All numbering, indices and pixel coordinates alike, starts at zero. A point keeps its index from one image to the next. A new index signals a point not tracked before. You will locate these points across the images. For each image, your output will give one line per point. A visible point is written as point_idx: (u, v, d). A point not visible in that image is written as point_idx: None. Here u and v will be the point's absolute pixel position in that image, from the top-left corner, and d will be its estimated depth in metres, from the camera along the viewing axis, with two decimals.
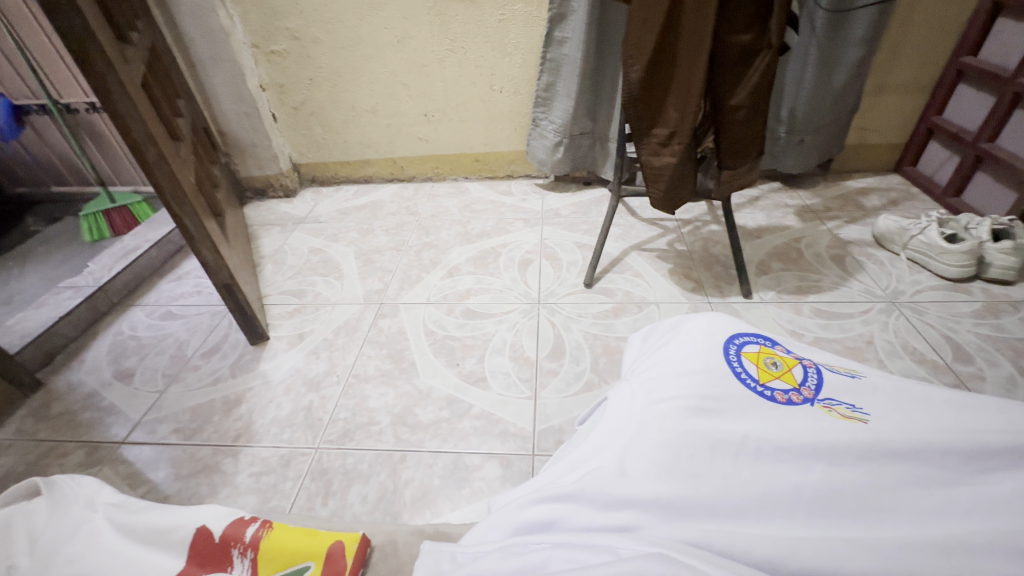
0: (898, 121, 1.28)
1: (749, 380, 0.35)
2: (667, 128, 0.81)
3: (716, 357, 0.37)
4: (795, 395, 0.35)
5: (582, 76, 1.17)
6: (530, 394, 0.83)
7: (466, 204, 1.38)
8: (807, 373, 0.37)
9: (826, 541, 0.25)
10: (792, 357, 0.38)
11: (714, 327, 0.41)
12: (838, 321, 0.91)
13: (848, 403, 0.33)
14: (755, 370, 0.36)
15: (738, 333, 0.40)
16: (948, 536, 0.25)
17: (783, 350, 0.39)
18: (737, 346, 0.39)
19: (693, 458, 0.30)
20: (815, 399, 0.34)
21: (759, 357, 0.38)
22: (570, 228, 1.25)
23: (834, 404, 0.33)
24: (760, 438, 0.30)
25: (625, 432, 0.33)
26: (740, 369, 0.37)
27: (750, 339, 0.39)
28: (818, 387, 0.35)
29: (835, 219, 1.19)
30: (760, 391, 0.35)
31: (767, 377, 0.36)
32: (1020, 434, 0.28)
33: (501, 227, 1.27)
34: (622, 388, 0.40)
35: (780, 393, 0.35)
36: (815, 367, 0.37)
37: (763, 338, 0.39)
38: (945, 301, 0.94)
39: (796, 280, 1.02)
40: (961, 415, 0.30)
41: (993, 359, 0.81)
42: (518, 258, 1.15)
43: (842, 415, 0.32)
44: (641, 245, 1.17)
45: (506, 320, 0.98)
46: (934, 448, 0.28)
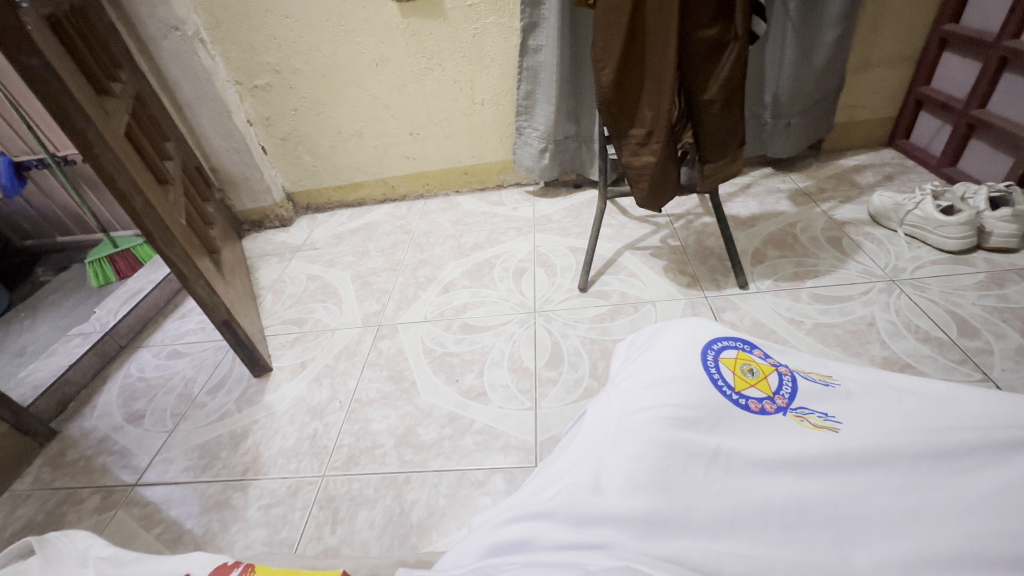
0: (885, 95, 1.26)
1: (726, 388, 0.37)
2: (644, 127, 0.81)
3: (695, 362, 0.39)
4: (769, 403, 0.36)
5: (561, 82, 1.18)
6: (530, 405, 0.83)
7: (458, 218, 1.39)
8: (782, 380, 0.38)
9: (792, 560, 0.27)
10: (768, 363, 0.40)
11: (688, 332, 0.42)
12: (837, 305, 0.90)
13: (821, 411, 0.35)
14: (732, 377, 0.38)
15: (716, 338, 0.41)
16: (914, 546, 0.27)
17: (760, 356, 0.40)
18: (715, 350, 0.40)
19: (667, 470, 0.31)
20: (788, 408, 0.36)
21: (736, 363, 0.39)
22: (562, 233, 1.25)
23: (806, 413, 0.35)
24: (732, 450, 0.32)
25: (601, 447, 0.35)
26: (717, 375, 0.38)
27: (729, 343, 0.41)
28: (792, 396, 0.37)
29: (829, 200, 1.18)
30: (735, 399, 0.36)
31: (743, 385, 0.38)
32: (988, 431, 0.30)
33: (494, 238, 1.28)
34: (600, 400, 0.41)
35: (754, 401, 0.36)
36: (790, 374, 0.39)
37: (742, 343, 0.41)
38: (947, 276, 0.92)
39: (793, 266, 1.01)
40: (933, 412, 0.33)
41: (1000, 332, 0.79)
42: (512, 268, 1.16)
43: (813, 425, 0.34)
44: (634, 244, 1.16)
45: (503, 332, 0.98)
46: (903, 454, 0.30)
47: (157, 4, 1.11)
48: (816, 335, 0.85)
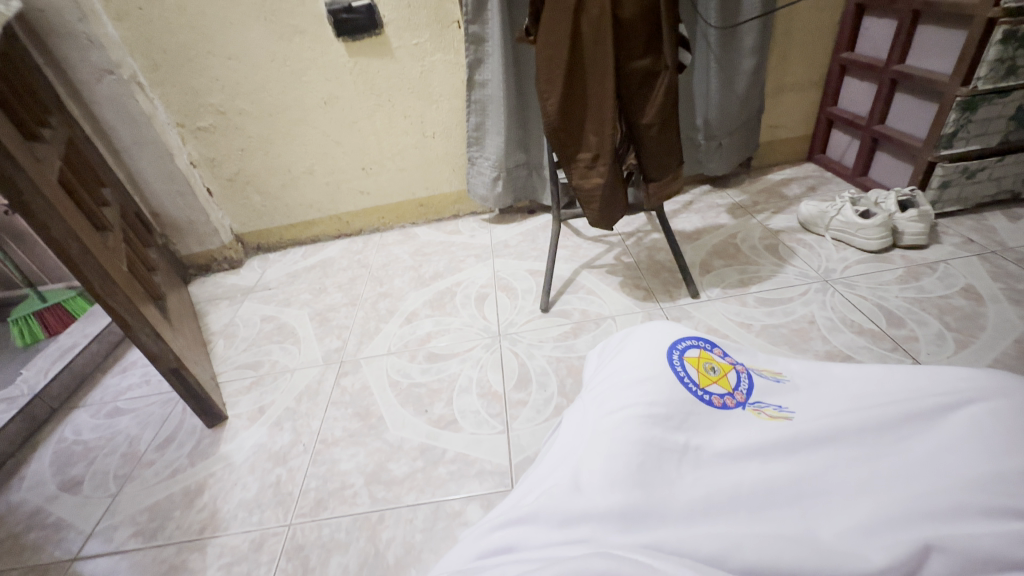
0: (801, 116, 1.39)
1: (691, 385, 0.40)
2: (590, 151, 0.86)
3: (662, 364, 0.41)
4: (729, 399, 0.40)
5: (508, 113, 1.23)
6: (502, 427, 0.82)
7: (416, 248, 1.40)
8: (740, 377, 0.42)
9: (763, 535, 0.29)
10: (727, 361, 0.43)
11: (653, 334, 0.46)
12: (780, 306, 0.97)
13: (776, 404, 0.39)
14: (696, 374, 0.41)
15: (682, 338, 0.44)
16: (868, 511, 0.30)
17: (720, 354, 0.44)
18: (680, 350, 0.43)
19: (644, 465, 0.34)
20: (747, 402, 0.40)
21: (699, 361, 0.42)
22: (520, 257, 1.28)
23: (762, 407, 0.39)
24: (701, 445, 0.36)
25: (580, 451, 0.37)
26: (683, 373, 0.41)
27: (693, 343, 0.44)
28: (748, 391, 0.40)
29: (763, 212, 1.27)
30: (700, 395, 0.39)
31: (706, 381, 0.41)
32: (919, 402, 0.35)
33: (453, 267, 1.29)
34: (577, 410, 0.44)
35: (716, 397, 0.40)
36: (746, 371, 0.43)
37: (703, 342, 0.44)
38: (871, 273, 1.01)
39: (738, 274, 1.07)
40: (871, 395, 0.37)
41: (922, 319, 0.88)
42: (474, 294, 1.17)
43: (769, 416, 0.38)
44: (590, 263, 1.20)
45: (469, 358, 0.98)
46: (849, 430, 0.34)
47: (89, 49, 1.08)
48: (765, 336, 0.90)
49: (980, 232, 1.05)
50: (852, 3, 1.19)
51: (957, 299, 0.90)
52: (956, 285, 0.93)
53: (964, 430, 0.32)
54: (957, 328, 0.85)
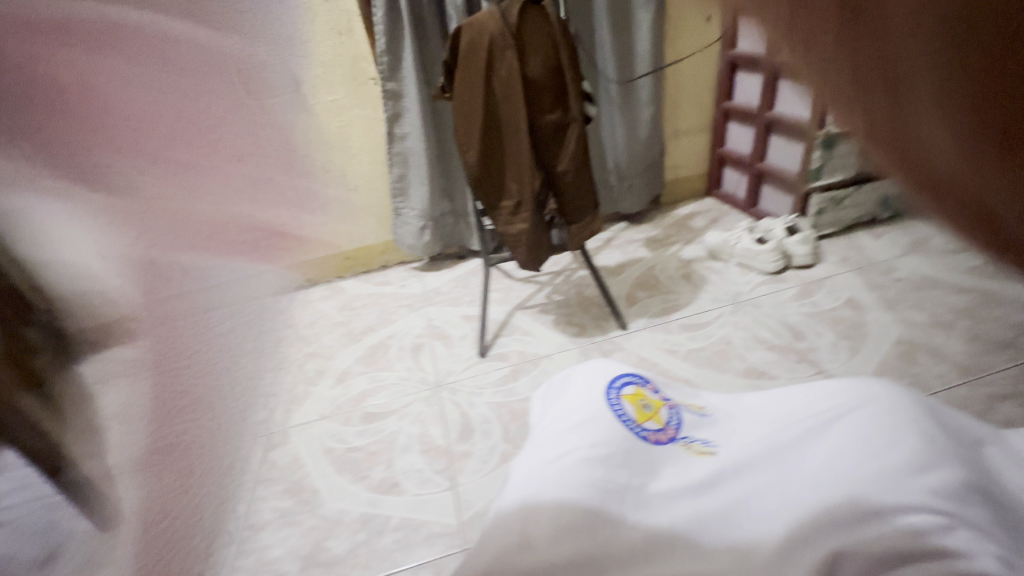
0: (696, 156, 1.56)
1: (631, 422, 0.47)
2: (512, 199, 0.90)
3: (603, 403, 0.48)
4: (663, 433, 0.47)
5: (430, 164, 1.27)
6: (448, 484, 0.79)
7: (344, 303, 1.35)
8: (670, 414, 0.50)
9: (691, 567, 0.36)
10: (659, 398, 0.51)
11: (594, 376, 0.53)
12: (700, 330, 1.04)
13: (701, 439, 0.48)
14: (634, 412, 0.48)
15: (618, 378, 0.52)
16: (784, 525, 0.36)
17: (653, 392, 0.52)
18: (617, 389, 0.50)
19: (590, 508, 0.39)
20: (677, 436, 0.48)
21: (635, 399, 0.50)
22: (454, 303, 1.28)
23: (691, 441, 0.47)
24: (641, 485, 0.41)
25: (528, 496, 0.41)
26: (622, 411, 0.48)
27: (629, 382, 0.52)
28: (678, 426, 0.49)
29: (675, 243, 1.38)
30: (638, 431, 0.47)
31: (643, 418, 0.48)
32: (816, 421, 0.43)
33: (385, 319, 1.25)
34: (525, 456, 0.48)
35: (652, 432, 0.47)
36: (675, 408, 0.51)
37: (638, 381, 0.52)
38: (773, 292, 1.12)
39: (660, 303, 1.14)
40: (785, 422, 0.45)
41: (819, 331, 0.98)
42: (408, 346, 1.14)
43: (698, 451, 0.46)
44: (523, 303, 1.23)
45: (409, 413, 0.95)
46: (761, 454, 0.42)
47: None
48: (690, 360, 0.96)
49: (853, 250, 1.21)
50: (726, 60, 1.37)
51: (844, 310, 1.03)
52: (840, 298, 1.06)
53: (850, 436, 0.40)
54: (847, 336, 0.96)
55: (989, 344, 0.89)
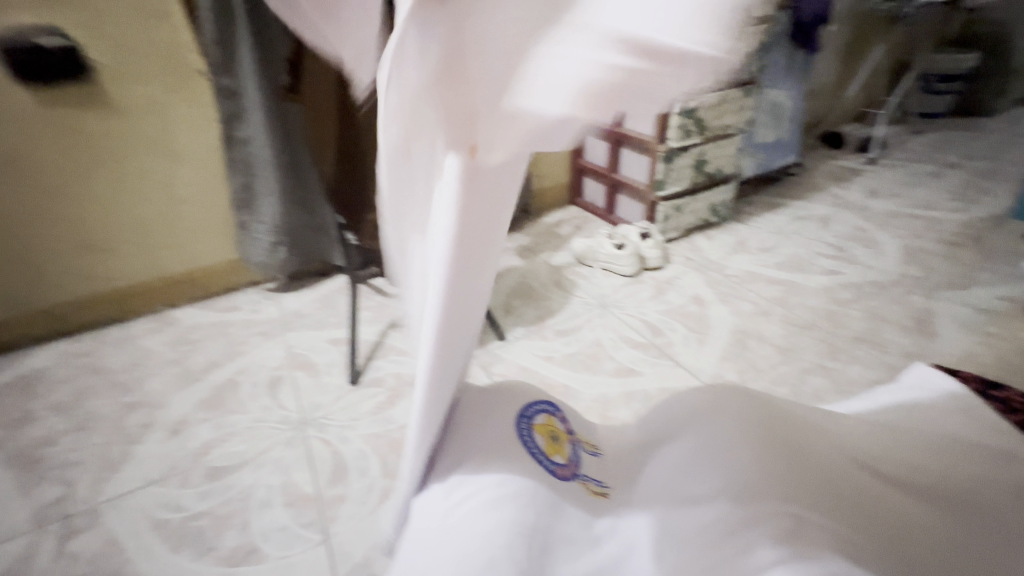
0: (558, 166, 1.64)
1: (542, 456, 0.41)
2: (377, 212, 0.83)
3: (513, 440, 0.41)
4: (566, 470, 0.42)
5: (280, 172, 1.11)
6: (319, 537, 0.70)
7: (178, 336, 1.13)
8: (573, 448, 0.45)
9: None
10: (565, 430, 0.46)
11: (505, 398, 0.45)
12: (573, 334, 1.08)
13: (594, 477, 0.44)
14: (544, 444, 0.42)
15: (534, 403, 0.45)
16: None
17: (561, 421, 0.46)
18: (528, 420, 0.43)
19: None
20: (578, 474, 0.43)
21: (546, 429, 0.44)
22: (318, 327, 1.15)
23: (588, 479, 0.43)
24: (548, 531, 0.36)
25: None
26: (533, 444, 0.42)
27: (542, 409, 0.45)
28: (578, 462, 0.44)
29: (545, 250, 1.43)
30: (548, 466, 0.41)
31: (552, 451, 0.43)
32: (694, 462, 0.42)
33: (233, 352, 1.08)
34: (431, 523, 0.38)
35: (559, 468, 0.42)
36: (577, 441, 0.46)
37: (549, 408, 0.46)
38: (632, 293, 1.21)
39: (535, 310, 1.17)
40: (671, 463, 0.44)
41: (672, 326, 1.09)
42: (264, 381, 1.00)
43: (593, 491, 0.43)
44: (397, 321, 1.15)
45: (267, 461, 0.82)
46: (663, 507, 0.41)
47: None
48: (566, 365, 0.99)
49: (693, 252, 1.37)
50: None
51: (691, 306, 1.15)
52: (687, 294, 1.19)
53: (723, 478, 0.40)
54: (694, 329, 1.08)
55: (797, 326, 1.07)
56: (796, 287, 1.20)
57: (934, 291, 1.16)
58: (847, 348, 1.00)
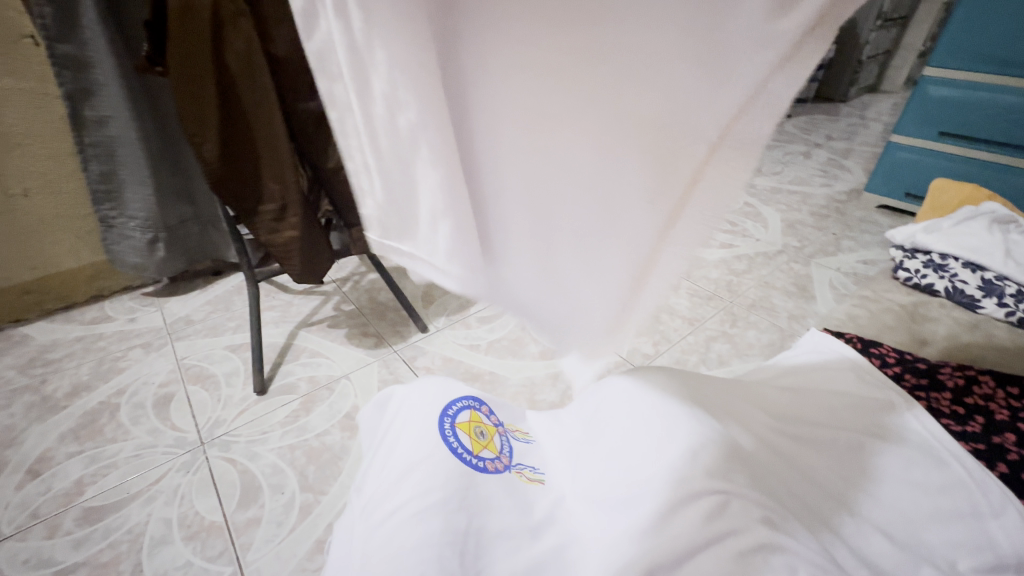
0: None
1: (464, 453, 0.40)
2: (275, 203, 0.75)
3: (436, 441, 0.40)
4: (497, 462, 0.42)
5: (151, 159, 0.96)
6: (231, 568, 0.63)
7: (30, 358, 0.95)
8: (502, 441, 0.46)
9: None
10: (493, 424, 0.47)
11: (427, 404, 0.45)
12: (497, 321, 1.07)
13: (531, 466, 0.44)
14: (469, 441, 0.42)
15: (454, 403, 0.46)
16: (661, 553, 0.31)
17: (487, 418, 0.47)
18: (451, 418, 0.44)
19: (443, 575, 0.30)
20: (512, 464, 0.43)
21: (471, 427, 0.44)
22: (213, 333, 1.03)
23: (523, 468, 0.43)
24: (480, 527, 0.34)
25: None
26: (458, 442, 0.41)
27: (464, 408, 0.46)
28: (511, 453, 0.45)
29: None
30: (474, 462, 0.40)
31: (478, 447, 0.42)
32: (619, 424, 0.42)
33: (107, 370, 0.93)
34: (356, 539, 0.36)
35: (488, 462, 0.41)
36: (507, 435, 0.47)
37: (474, 405, 0.47)
38: None
39: (457, 299, 1.14)
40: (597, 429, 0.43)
41: None
42: (150, 400, 0.87)
43: (529, 478, 0.42)
44: (307, 320, 1.06)
45: (160, 492, 0.72)
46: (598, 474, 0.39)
47: None
48: (492, 352, 0.98)
49: None
50: None
51: None
52: None
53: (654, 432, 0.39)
54: None
55: (701, 298, 1.15)
56: (699, 261, 1.29)
57: (811, 259, 1.31)
58: (745, 315, 1.10)
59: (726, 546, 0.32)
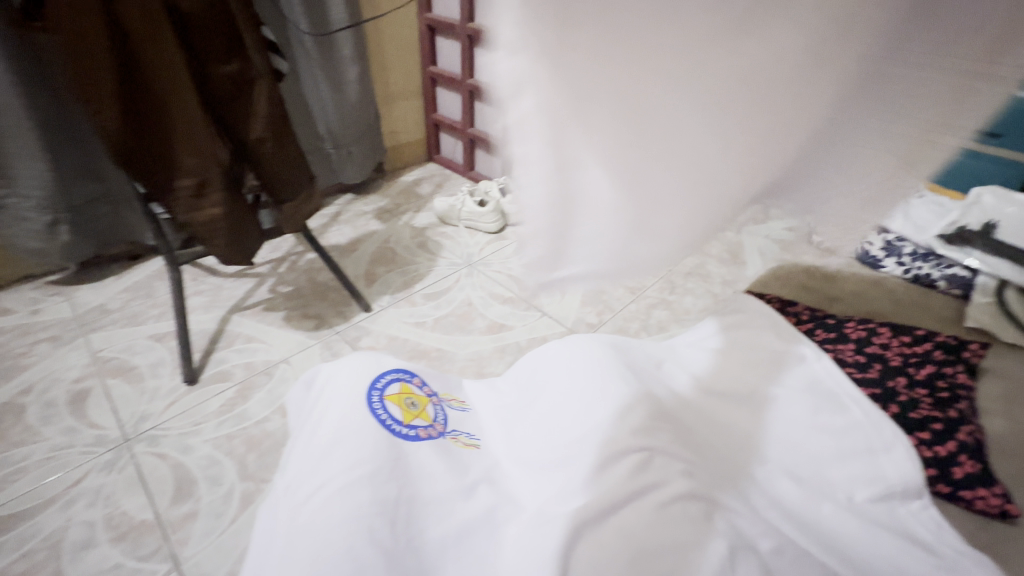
0: (413, 121, 1.53)
1: (395, 424, 0.41)
2: (191, 177, 0.68)
3: (363, 408, 0.41)
4: (431, 429, 0.43)
5: (41, 132, 0.85)
6: (166, 566, 0.60)
7: None
8: (437, 409, 0.46)
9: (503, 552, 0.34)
10: (425, 394, 0.47)
11: (355, 378, 0.45)
12: (443, 297, 1.06)
13: (466, 432, 0.46)
14: (399, 413, 0.43)
15: (383, 375, 0.46)
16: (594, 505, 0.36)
17: (418, 389, 0.47)
18: (381, 390, 0.44)
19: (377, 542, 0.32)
20: (446, 431, 0.44)
21: (400, 398, 0.44)
22: (132, 322, 0.95)
23: (458, 434, 0.45)
24: (411, 496, 0.36)
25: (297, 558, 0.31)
26: (386, 414, 0.42)
27: (393, 380, 0.46)
28: (445, 421, 0.45)
29: (407, 212, 1.36)
30: (406, 431, 0.41)
31: (409, 417, 0.43)
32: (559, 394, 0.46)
33: (7, 368, 0.84)
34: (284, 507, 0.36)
35: (421, 429, 0.42)
36: (440, 404, 0.48)
37: (403, 377, 0.47)
38: (498, 250, 1.22)
39: (401, 277, 1.11)
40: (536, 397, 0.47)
41: None
42: (62, 398, 0.80)
43: (465, 443, 0.43)
44: (240, 304, 1.00)
45: (80, 494, 0.67)
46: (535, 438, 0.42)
47: None
48: (438, 329, 0.97)
49: None
50: (425, 23, 1.36)
51: None
52: None
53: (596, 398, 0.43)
54: None
55: None
56: None
57: None
58: (682, 282, 1.15)
59: (650, 498, 0.36)
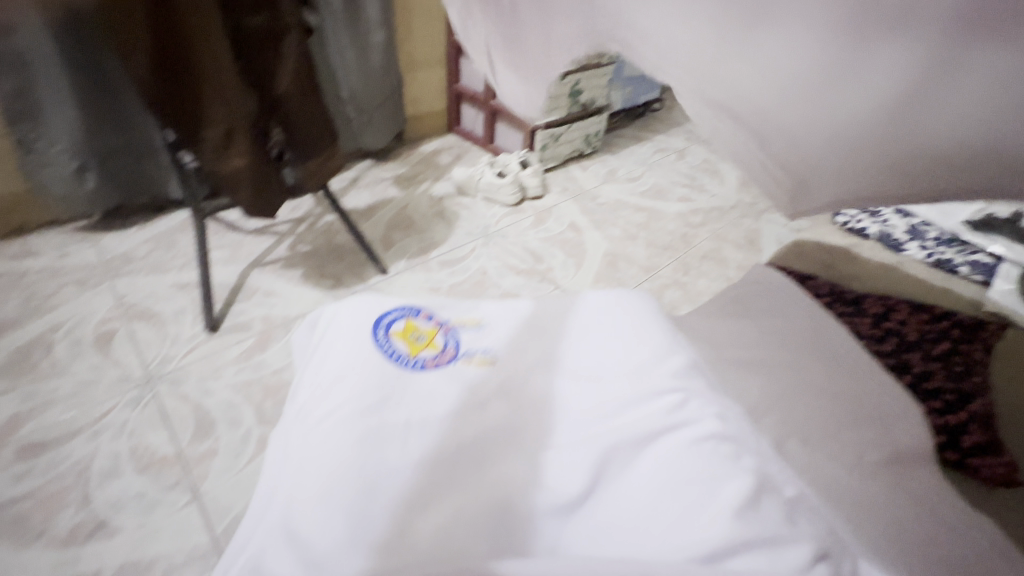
0: (435, 90, 1.52)
1: (402, 358, 0.43)
2: (218, 127, 0.69)
3: (368, 348, 0.44)
4: (439, 357, 0.44)
5: (72, 77, 0.87)
6: (188, 497, 0.63)
7: None
8: (447, 337, 0.47)
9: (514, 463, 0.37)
10: (434, 324, 0.48)
11: (362, 317, 0.47)
12: (458, 266, 1.07)
13: (480, 350, 0.46)
14: (405, 348, 0.45)
15: (386, 314, 0.47)
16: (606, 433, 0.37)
17: (425, 321, 0.48)
18: (385, 328, 0.46)
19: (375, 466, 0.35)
20: (457, 355, 0.45)
21: (406, 334, 0.46)
22: (156, 270, 0.97)
23: (471, 354, 0.45)
24: (419, 419, 0.39)
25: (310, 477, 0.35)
26: (392, 350, 0.44)
27: (397, 316, 0.48)
28: (456, 345, 0.46)
29: (425, 180, 1.36)
30: (412, 364, 0.43)
31: (416, 350, 0.45)
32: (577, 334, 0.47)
33: (37, 306, 0.87)
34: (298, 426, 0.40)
35: (428, 360, 0.44)
36: (452, 330, 0.48)
37: (407, 311, 0.48)
38: (515, 222, 1.23)
39: (418, 243, 1.12)
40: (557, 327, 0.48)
41: (553, 253, 1.13)
42: (88, 337, 0.83)
43: (477, 362, 0.44)
44: (259, 259, 1.02)
45: (106, 427, 0.70)
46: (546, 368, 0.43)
47: None
48: (452, 296, 0.98)
49: (569, 181, 1.42)
50: None
51: (568, 233, 1.21)
52: (566, 223, 1.24)
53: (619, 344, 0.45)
54: (572, 254, 1.14)
55: (658, 248, 1.18)
56: (657, 213, 1.32)
57: (761, 215, 1.36)
58: (696, 265, 1.15)
59: (677, 433, 0.37)
